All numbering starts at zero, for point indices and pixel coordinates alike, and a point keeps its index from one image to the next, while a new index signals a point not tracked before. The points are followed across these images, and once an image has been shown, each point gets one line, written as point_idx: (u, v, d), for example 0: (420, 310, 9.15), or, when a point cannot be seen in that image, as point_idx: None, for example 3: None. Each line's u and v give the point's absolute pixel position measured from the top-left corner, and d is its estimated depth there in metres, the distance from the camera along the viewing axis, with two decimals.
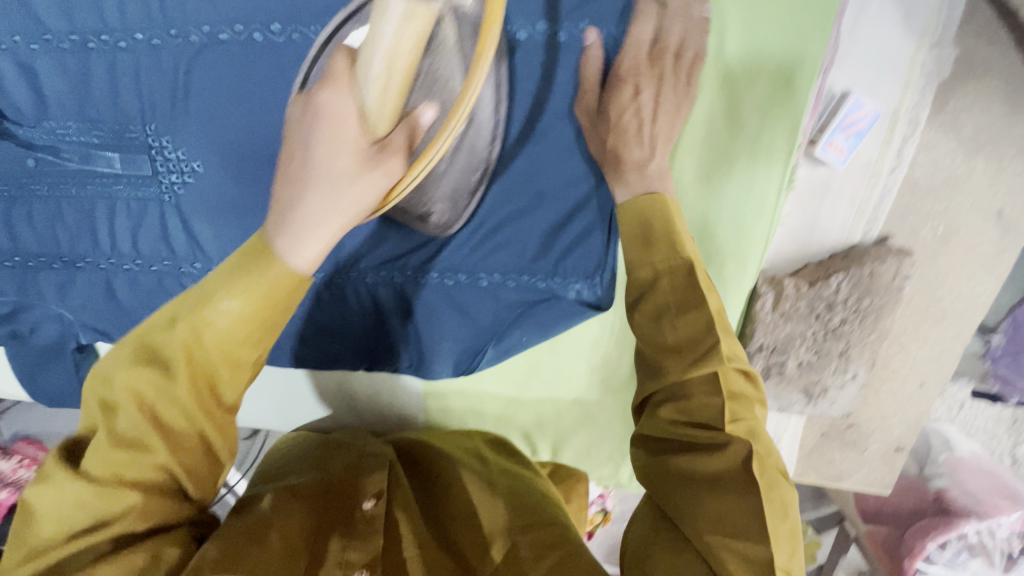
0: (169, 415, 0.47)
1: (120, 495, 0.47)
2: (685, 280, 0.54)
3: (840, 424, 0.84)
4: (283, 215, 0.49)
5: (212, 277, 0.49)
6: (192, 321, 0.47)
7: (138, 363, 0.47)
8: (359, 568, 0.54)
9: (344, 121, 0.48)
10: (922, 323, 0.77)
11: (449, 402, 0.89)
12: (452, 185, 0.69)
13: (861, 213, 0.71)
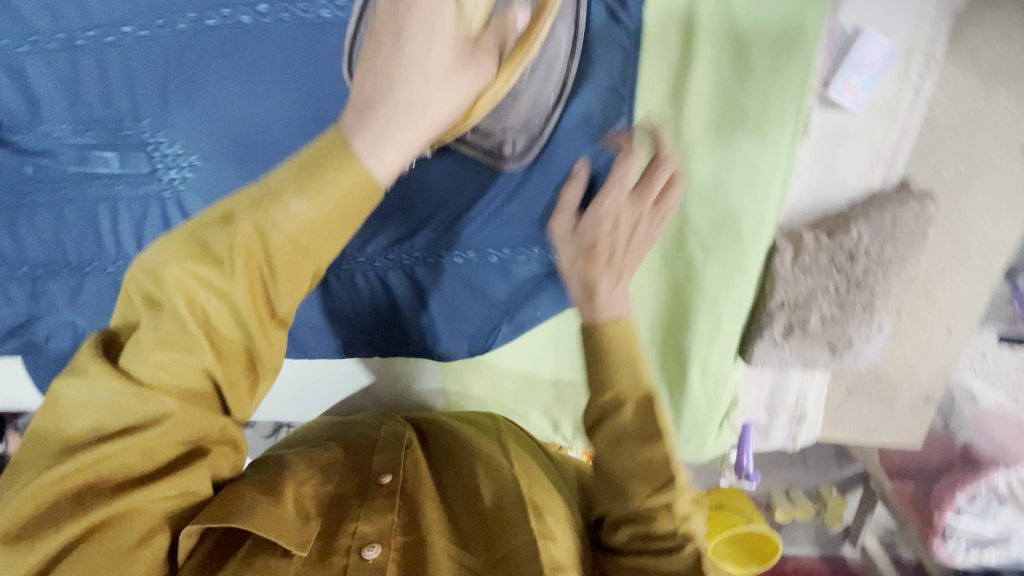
0: (220, 320, 0.44)
1: (157, 401, 0.44)
2: (649, 410, 0.53)
3: (867, 377, 0.82)
4: (365, 110, 0.45)
5: (274, 176, 0.44)
6: (257, 217, 0.42)
7: (185, 255, 0.43)
8: (370, 543, 0.54)
9: (441, 8, 0.46)
10: (948, 267, 0.74)
11: (467, 382, 0.87)
12: (527, 108, 0.64)
13: (879, 158, 0.68)
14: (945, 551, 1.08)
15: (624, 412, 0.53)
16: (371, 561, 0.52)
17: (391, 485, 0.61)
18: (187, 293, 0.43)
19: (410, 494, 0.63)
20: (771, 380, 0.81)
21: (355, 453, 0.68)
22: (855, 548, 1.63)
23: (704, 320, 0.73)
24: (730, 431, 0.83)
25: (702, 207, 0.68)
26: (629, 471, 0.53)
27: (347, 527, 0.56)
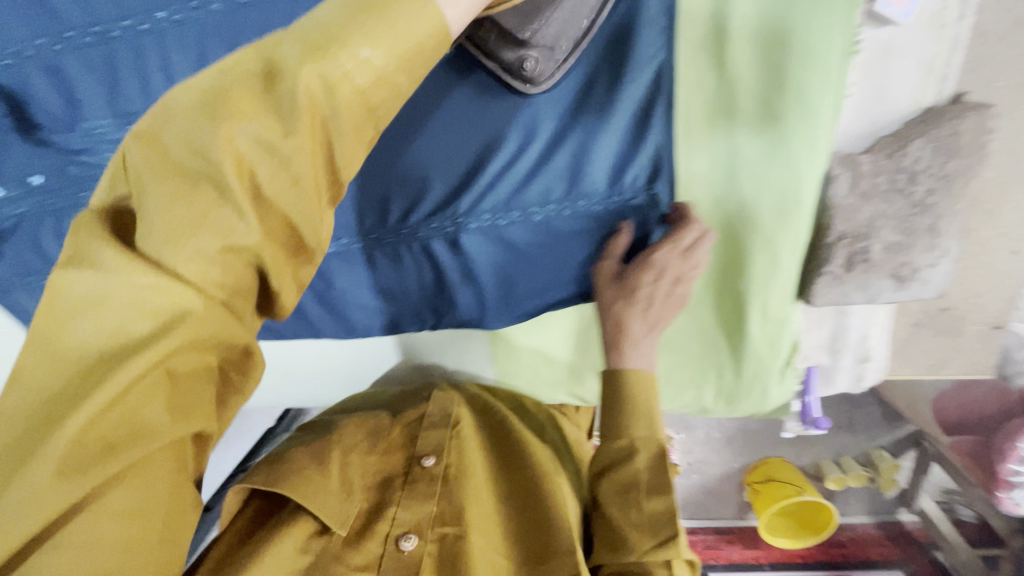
0: (268, 180, 0.38)
1: (186, 293, 0.38)
2: (657, 460, 0.70)
3: (933, 309, 0.79)
4: None
5: (326, 21, 0.39)
6: (320, 63, 0.37)
7: (224, 112, 0.36)
8: (409, 530, 0.71)
9: None
10: (1012, 183, 0.71)
11: (516, 349, 0.87)
12: (564, 18, 0.62)
13: (930, 72, 0.66)
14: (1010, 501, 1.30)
15: (635, 460, 0.71)
16: (406, 552, 0.69)
17: (433, 471, 0.76)
18: (233, 149, 0.37)
19: (451, 475, 0.77)
20: (832, 320, 0.78)
21: (408, 430, 0.83)
22: (912, 511, 1.58)
23: (760, 260, 0.71)
24: (793, 376, 0.81)
25: (752, 138, 0.66)
26: (630, 522, 0.69)
27: (390, 513, 0.73)
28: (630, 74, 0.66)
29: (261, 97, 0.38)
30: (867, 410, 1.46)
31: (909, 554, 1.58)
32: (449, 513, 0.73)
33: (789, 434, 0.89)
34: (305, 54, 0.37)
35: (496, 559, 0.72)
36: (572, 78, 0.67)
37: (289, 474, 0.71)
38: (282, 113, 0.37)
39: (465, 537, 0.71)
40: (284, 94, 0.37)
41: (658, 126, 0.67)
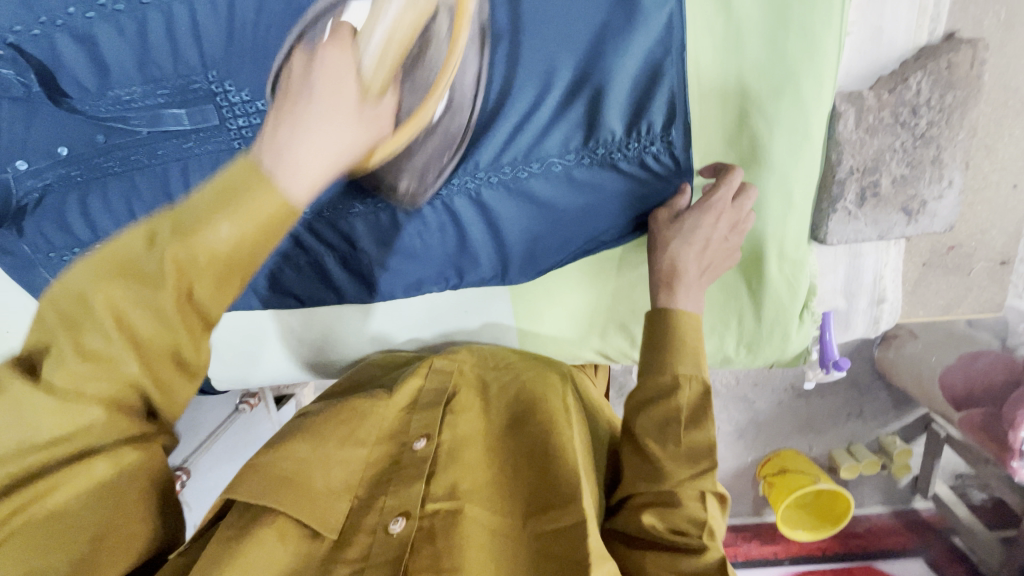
0: (145, 326, 0.43)
1: (79, 409, 0.43)
2: (698, 397, 0.68)
3: (942, 247, 0.81)
4: (274, 150, 0.49)
5: (197, 205, 0.45)
6: (185, 240, 0.43)
7: (112, 275, 0.42)
8: (396, 515, 0.62)
9: (344, 77, 0.56)
10: (1005, 117, 0.76)
11: (537, 305, 0.88)
12: (424, 158, 0.73)
13: (923, 12, 0.69)
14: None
15: (677, 396, 0.67)
16: (395, 535, 0.61)
17: (425, 451, 0.68)
18: (113, 306, 0.42)
19: (446, 453, 0.69)
20: (845, 263, 0.80)
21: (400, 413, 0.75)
22: (928, 499, 1.56)
23: (775, 198, 0.74)
24: (812, 321, 0.82)
25: (759, 78, 0.70)
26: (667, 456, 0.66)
27: (377, 503, 0.65)
28: (644, 19, 0.68)
29: (140, 254, 0.43)
30: (874, 397, 1.45)
31: (927, 543, 1.58)
32: (443, 489, 0.66)
33: (809, 383, 0.90)
34: (174, 234, 0.43)
35: (503, 534, 0.64)
36: (589, 22, 0.69)
37: (267, 474, 0.64)
38: (153, 273, 0.43)
39: (462, 512, 0.63)
40: (157, 258, 0.43)
41: (671, 70, 0.70)
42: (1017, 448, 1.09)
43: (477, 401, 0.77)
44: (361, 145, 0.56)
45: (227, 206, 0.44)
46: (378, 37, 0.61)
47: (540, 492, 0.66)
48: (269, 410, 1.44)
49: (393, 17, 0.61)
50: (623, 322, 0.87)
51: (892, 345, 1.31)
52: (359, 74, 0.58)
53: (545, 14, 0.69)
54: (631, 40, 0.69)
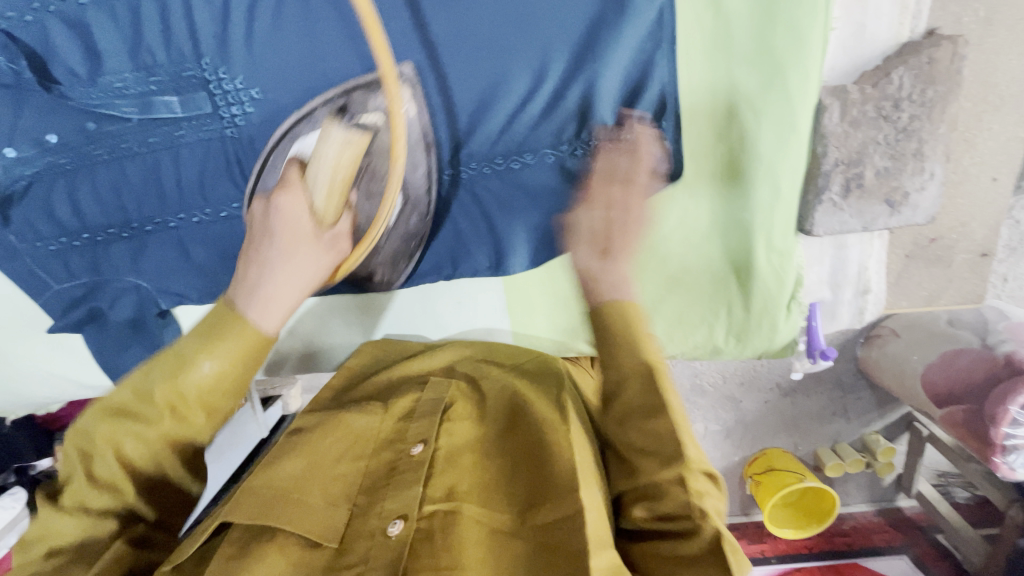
0: (142, 460, 0.56)
1: (98, 524, 0.56)
2: (645, 385, 0.61)
3: (923, 239, 0.84)
4: (248, 292, 0.59)
5: (184, 343, 0.56)
6: (176, 381, 0.54)
7: (114, 417, 0.55)
8: (394, 518, 0.58)
9: (300, 217, 0.65)
10: (984, 113, 0.78)
11: (529, 295, 0.89)
12: (392, 251, 0.81)
13: (905, 9, 0.71)
14: (1006, 467, 1.17)
15: (625, 389, 0.62)
16: (394, 537, 0.56)
17: (422, 455, 0.64)
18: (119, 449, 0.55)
19: (443, 457, 0.66)
20: (832, 254, 0.82)
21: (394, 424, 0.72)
22: (911, 496, 1.59)
23: (763, 190, 0.76)
24: (799, 312, 0.83)
25: (748, 71, 0.71)
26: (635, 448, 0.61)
27: (376, 508, 0.60)
28: (636, 11, 0.69)
29: (133, 400, 0.55)
30: (858, 397, 1.47)
31: (912, 540, 1.61)
32: (440, 491, 0.62)
33: (797, 373, 0.92)
34: (165, 375, 0.55)
35: (504, 533, 0.59)
36: (582, 13, 0.70)
37: (258, 490, 0.62)
38: (148, 412, 0.55)
39: (460, 512, 0.59)
40: (153, 403, 0.55)
41: (662, 63, 0.72)
42: (999, 443, 1.13)
43: (472, 409, 0.74)
44: (325, 267, 0.66)
45: (210, 344, 0.55)
46: (325, 172, 0.70)
47: (538, 483, 0.62)
48: None
49: (334, 152, 0.70)
50: None
51: (875, 345, 1.33)
52: (313, 209, 0.68)
53: (539, 4, 0.69)
54: (623, 33, 0.70)
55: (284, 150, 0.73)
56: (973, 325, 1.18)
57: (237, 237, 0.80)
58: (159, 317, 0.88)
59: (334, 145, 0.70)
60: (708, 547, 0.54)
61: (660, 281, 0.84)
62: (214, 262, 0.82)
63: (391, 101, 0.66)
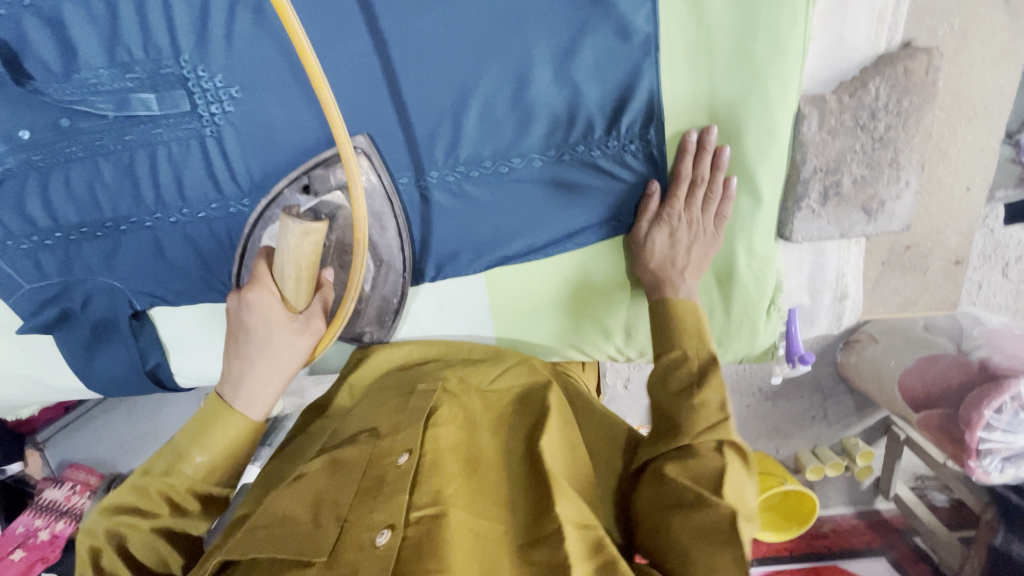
0: (140, 551, 0.62)
1: None
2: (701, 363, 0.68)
3: (899, 246, 0.85)
4: (234, 387, 0.66)
5: (178, 439, 0.64)
6: (170, 476, 0.62)
7: (114, 514, 0.61)
8: (382, 528, 0.57)
9: (271, 307, 0.68)
10: (958, 123, 0.80)
11: (513, 299, 0.87)
12: (377, 306, 0.85)
13: (882, 22, 0.73)
14: (981, 471, 1.16)
15: (682, 368, 0.69)
16: (382, 547, 0.55)
17: (408, 465, 0.63)
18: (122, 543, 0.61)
19: (428, 463, 0.64)
20: (810, 260, 0.83)
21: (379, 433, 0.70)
22: (889, 500, 1.61)
23: (744, 196, 0.77)
24: (778, 317, 0.85)
25: (730, 78, 0.72)
26: (671, 409, 0.67)
27: (364, 519, 0.59)
28: (618, 18, 0.70)
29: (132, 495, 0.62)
30: (837, 400, 1.51)
31: (891, 544, 1.63)
32: (426, 497, 0.61)
33: (776, 378, 0.93)
34: (162, 471, 0.63)
35: (490, 542, 0.59)
36: (566, 18, 0.70)
37: (254, 529, 0.60)
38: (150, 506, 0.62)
39: (447, 516, 0.58)
40: (148, 497, 0.62)
41: (649, 70, 0.72)
42: (974, 448, 1.12)
43: (458, 412, 0.73)
44: (298, 354, 0.69)
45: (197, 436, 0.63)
46: (291, 262, 0.67)
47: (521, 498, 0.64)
48: None
49: (293, 245, 0.66)
50: (598, 317, 0.88)
51: (854, 350, 1.37)
52: (284, 300, 0.69)
53: (524, 9, 0.70)
54: (606, 40, 0.71)
55: (259, 237, 0.76)
56: (949, 331, 1.22)
57: (216, 237, 0.79)
58: (134, 318, 0.86)
59: (291, 237, 0.66)
60: (728, 516, 0.56)
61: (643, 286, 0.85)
62: (191, 263, 0.81)
63: (348, 177, 0.65)
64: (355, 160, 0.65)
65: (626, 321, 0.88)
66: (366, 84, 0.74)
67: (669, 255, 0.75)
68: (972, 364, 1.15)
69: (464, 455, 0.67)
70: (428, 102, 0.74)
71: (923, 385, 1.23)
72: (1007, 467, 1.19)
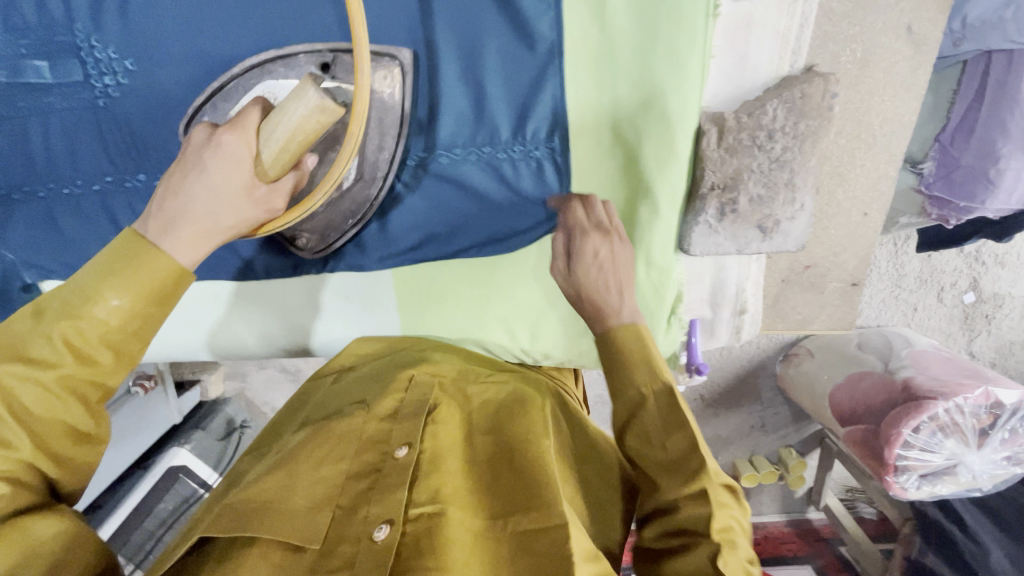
0: (33, 407, 0.50)
1: None
2: (667, 404, 0.60)
3: (798, 266, 0.88)
4: (165, 227, 0.57)
5: (84, 278, 0.54)
6: (74, 316, 0.52)
7: (4, 359, 0.51)
8: (381, 522, 0.54)
9: (240, 164, 0.59)
10: (857, 149, 0.82)
11: (423, 295, 0.88)
12: (324, 222, 0.80)
13: (786, 44, 0.74)
14: (897, 485, 1.24)
15: (648, 408, 0.60)
16: (380, 542, 0.52)
17: (407, 458, 0.60)
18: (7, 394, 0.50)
19: (428, 460, 0.62)
20: (711, 274, 0.86)
21: (377, 424, 0.68)
22: (819, 510, 1.67)
23: (643, 207, 0.78)
24: (678, 326, 0.86)
25: (630, 90, 0.73)
26: (642, 460, 0.61)
27: (360, 512, 0.56)
28: (519, 21, 0.70)
29: (29, 329, 0.52)
30: (776, 411, 1.55)
31: (817, 551, 1.69)
32: (426, 493, 0.58)
33: (678, 387, 0.95)
34: (62, 312, 0.52)
35: (485, 540, 0.56)
36: (467, 16, 0.70)
37: (238, 511, 0.56)
38: (47, 353, 0.51)
39: (446, 515, 0.56)
40: (45, 340, 0.51)
41: (553, 76, 0.73)
42: (891, 464, 1.20)
43: (456, 413, 0.71)
44: (244, 224, 0.61)
45: (113, 274, 0.53)
46: (284, 129, 0.58)
47: (518, 489, 0.60)
48: (168, 395, 1.35)
49: (299, 117, 0.57)
50: (506, 319, 0.88)
51: (793, 363, 1.43)
52: (257, 160, 0.60)
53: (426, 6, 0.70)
54: (506, 43, 0.72)
55: (250, 84, 0.70)
56: (880, 351, 1.33)
57: (110, 212, 0.78)
58: (24, 290, 0.85)
59: (304, 106, 0.57)
60: (709, 568, 0.53)
61: (544, 292, 0.86)
62: (83, 238, 0.80)
63: (355, 93, 0.57)
64: (368, 88, 0.58)
65: (530, 325, 0.89)
66: None
67: (603, 276, 0.66)
68: (896, 382, 1.25)
69: (460, 459, 0.65)
70: None
71: (852, 403, 1.30)
72: (925, 485, 1.27)
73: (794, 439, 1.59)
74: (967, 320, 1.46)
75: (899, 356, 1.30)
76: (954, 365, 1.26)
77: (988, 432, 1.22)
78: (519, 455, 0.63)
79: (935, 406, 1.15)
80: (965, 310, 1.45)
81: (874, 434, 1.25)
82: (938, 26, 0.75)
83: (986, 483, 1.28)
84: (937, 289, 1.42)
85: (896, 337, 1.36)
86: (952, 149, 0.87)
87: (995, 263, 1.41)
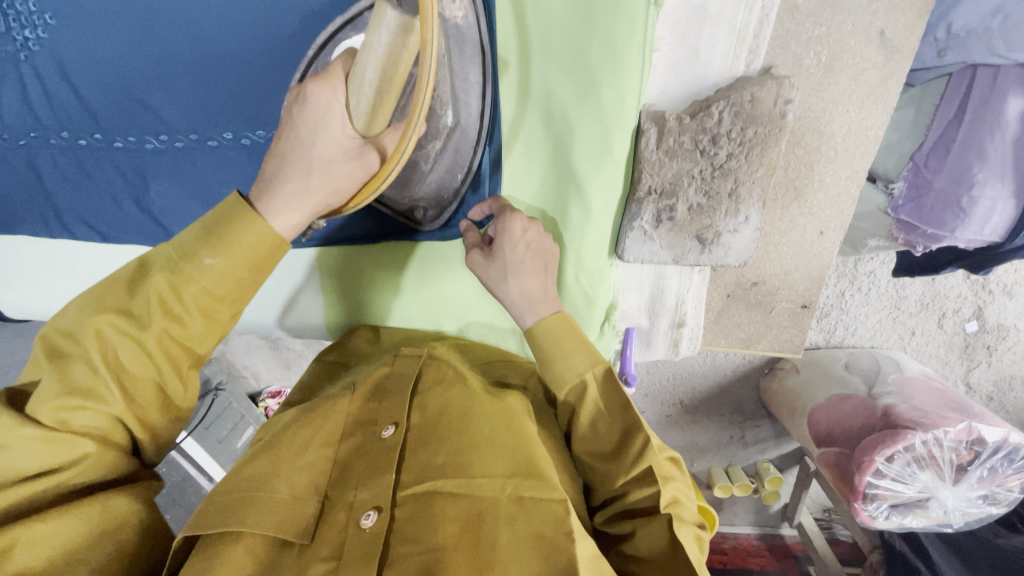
0: (132, 363, 0.53)
1: (76, 443, 0.51)
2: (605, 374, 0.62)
3: (745, 282, 0.85)
4: (263, 187, 0.55)
5: (187, 236, 0.54)
6: (174, 273, 0.52)
7: (106, 309, 0.53)
8: (369, 509, 0.52)
9: (330, 114, 0.52)
10: (816, 161, 0.75)
11: (340, 275, 0.87)
12: (438, 183, 0.71)
13: (742, 42, 0.68)
14: (865, 513, 1.18)
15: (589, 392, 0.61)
16: (367, 531, 0.50)
17: (394, 439, 0.58)
18: (101, 342, 0.52)
19: (416, 437, 0.59)
20: (650, 282, 0.82)
21: (364, 403, 0.64)
22: (791, 528, 1.63)
23: (574, 204, 0.73)
24: (612, 333, 0.81)
25: (566, 79, 0.68)
26: (586, 439, 0.62)
27: (348, 494, 0.54)
28: None
29: (126, 295, 0.54)
30: (756, 424, 1.50)
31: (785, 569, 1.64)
32: (416, 472, 0.55)
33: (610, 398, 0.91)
34: (165, 265, 0.53)
35: (483, 503, 0.52)
36: None
37: (220, 502, 0.53)
38: (141, 312, 0.53)
39: (437, 493, 0.53)
40: (144, 299, 0.53)
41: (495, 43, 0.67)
42: (861, 490, 1.14)
43: (449, 371, 0.67)
44: (339, 183, 0.53)
45: (214, 235, 0.52)
46: (373, 69, 0.49)
47: (515, 454, 0.56)
48: None
49: (384, 48, 0.48)
50: (430, 309, 0.86)
51: (777, 378, 1.38)
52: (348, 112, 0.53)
53: None
54: None
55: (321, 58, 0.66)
56: (867, 372, 1.26)
57: (36, 168, 0.78)
58: None
59: (385, 33, 0.47)
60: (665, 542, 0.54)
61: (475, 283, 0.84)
62: (11, 189, 0.80)
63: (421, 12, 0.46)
64: None
65: (458, 314, 0.86)
66: (187, 31, 0.71)
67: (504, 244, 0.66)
68: (876, 410, 1.18)
69: (455, 414, 0.60)
70: (251, 55, 0.71)
71: (829, 424, 1.24)
72: (893, 516, 1.20)
73: (772, 453, 1.55)
74: (966, 349, 1.38)
75: (885, 380, 1.24)
76: (942, 396, 1.19)
77: (967, 467, 1.15)
78: (508, 425, 0.59)
79: (912, 437, 1.08)
80: (965, 339, 1.36)
81: (849, 456, 1.19)
82: (913, 33, 0.68)
83: (957, 520, 1.20)
84: (938, 314, 1.34)
85: (886, 359, 1.30)
86: (926, 171, 0.80)
87: (1003, 294, 1.31)
